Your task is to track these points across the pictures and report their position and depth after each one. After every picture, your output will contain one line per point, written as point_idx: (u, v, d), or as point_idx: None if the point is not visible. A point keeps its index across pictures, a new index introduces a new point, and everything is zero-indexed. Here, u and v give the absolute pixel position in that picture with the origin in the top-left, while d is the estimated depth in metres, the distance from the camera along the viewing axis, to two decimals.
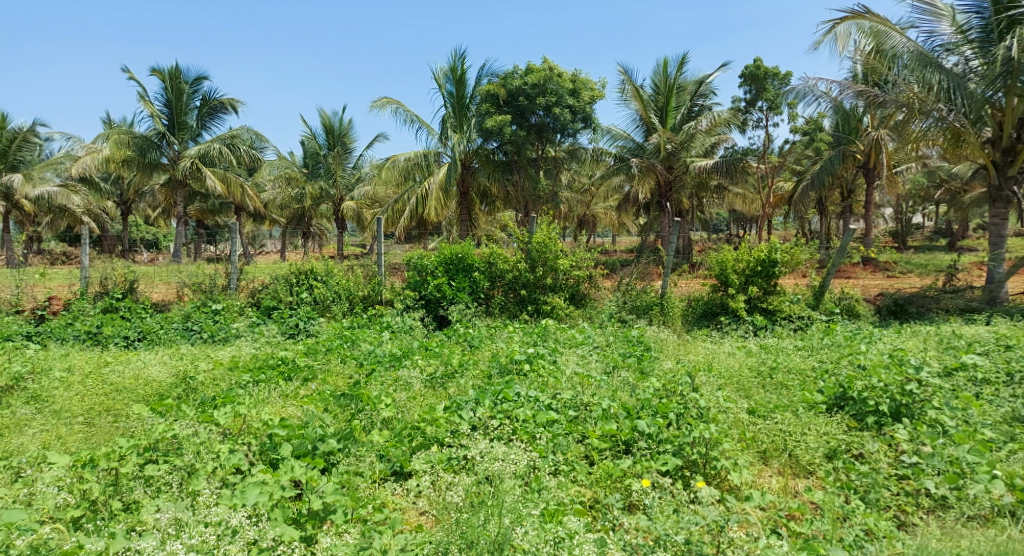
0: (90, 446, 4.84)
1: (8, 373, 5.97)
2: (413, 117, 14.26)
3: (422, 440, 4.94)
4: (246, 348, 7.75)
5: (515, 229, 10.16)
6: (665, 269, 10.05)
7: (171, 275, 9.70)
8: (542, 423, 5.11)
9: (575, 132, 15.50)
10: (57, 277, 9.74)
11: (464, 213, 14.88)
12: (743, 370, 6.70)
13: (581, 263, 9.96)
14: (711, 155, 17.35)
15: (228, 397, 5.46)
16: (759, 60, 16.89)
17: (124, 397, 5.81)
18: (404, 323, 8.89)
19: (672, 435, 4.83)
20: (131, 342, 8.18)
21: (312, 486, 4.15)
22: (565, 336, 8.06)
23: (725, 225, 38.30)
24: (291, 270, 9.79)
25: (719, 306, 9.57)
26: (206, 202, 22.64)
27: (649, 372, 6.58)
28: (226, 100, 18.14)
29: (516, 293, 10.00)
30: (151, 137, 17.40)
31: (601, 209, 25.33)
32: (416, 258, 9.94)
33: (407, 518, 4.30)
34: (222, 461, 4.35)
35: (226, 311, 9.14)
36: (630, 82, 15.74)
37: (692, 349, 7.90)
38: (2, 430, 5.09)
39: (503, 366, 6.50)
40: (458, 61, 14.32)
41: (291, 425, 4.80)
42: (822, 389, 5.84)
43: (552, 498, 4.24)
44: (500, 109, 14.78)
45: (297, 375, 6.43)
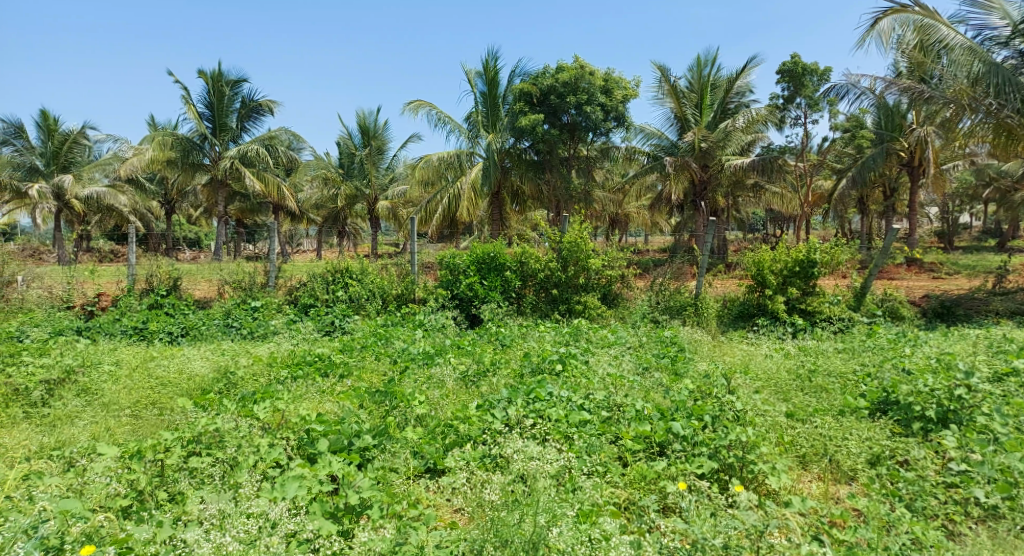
0: (137, 438, 4.98)
1: (60, 366, 6.14)
2: (445, 118, 14.39)
3: (455, 438, 4.97)
4: (285, 344, 7.92)
5: (546, 229, 10.14)
6: (700, 269, 9.97)
7: (213, 273, 9.93)
8: (574, 423, 5.11)
9: (608, 132, 15.38)
10: (106, 274, 10.08)
11: (496, 212, 14.94)
12: (780, 372, 6.58)
13: (613, 262, 9.92)
14: (748, 153, 17.15)
15: (267, 392, 5.58)
16: (797, 56, 16.52)
17: (168, 391, 5.98)
18: (437, 322, 8.96)
19: (708, 438, 4.77)
20: (175, 338, 8.41)
21: (349, 482, 4.22)
22: (597, 335, 8.03)
23: (761, 225, 37.54)
24: (327, 268, 9.97)
25: (755, 307, 9.42)
26: (246, 201, 23.15)
27: (683, 374, 6.52)
28: (265, 102, 18.50)
29: (547, 292, 9.97)
30: (194, 139, 17.86)
31: (634, 209, 25.18)
32: (448, 257, 10.04)
33: (441, 515, 4.33)
34: (262, 455, 4.46)
35: (265, 308, 9.36)
36: (664, 79, 15.58)
37: (728, 351, 7.77)
38: (54, 422, 5.28)
39: (535, 366, 6.52)
40: (490, 61, 14.39)
41: (327, 421, 4.87)
42: (864, 394, 5.71)
43: (587, 498, 4.21)
44: (533, 108, 14.76)
45: (333, 372, 6.55)
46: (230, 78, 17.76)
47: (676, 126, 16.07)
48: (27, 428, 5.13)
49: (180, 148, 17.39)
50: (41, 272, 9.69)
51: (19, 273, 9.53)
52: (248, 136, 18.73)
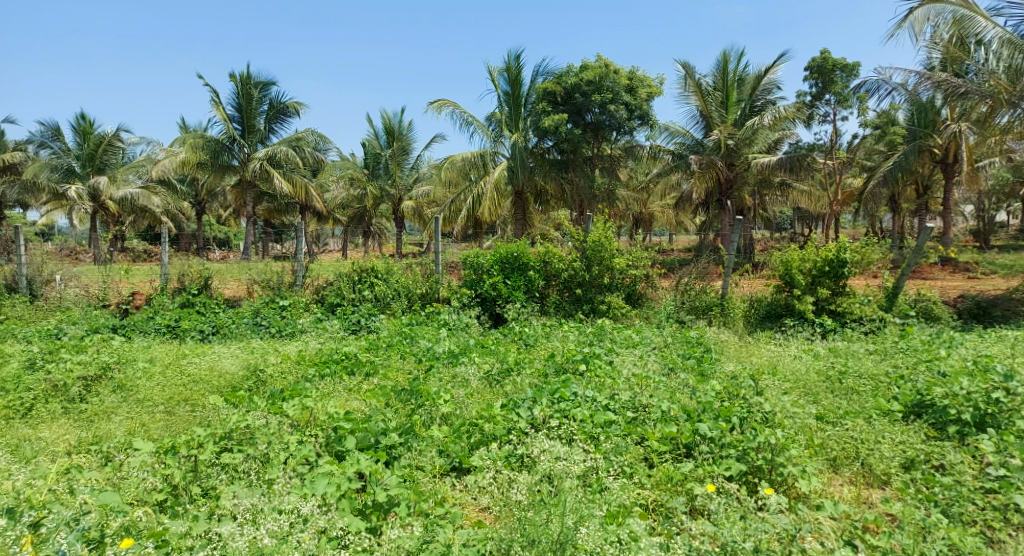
0: (170, 434, 5.09)
1: (96, 363, 6.30)
2: (469, 118, 14.45)
3: (480, 437, 5.00)
4: (312, 343, 8.03)
5: (569, 228, 10.10)
6: (726, 269, 9.76)
7: (242, 272, 10.08)
8: (600, 424, 5.09)
9: (632, 130, 15.29)
10: (139, 273, 10.31)
11: (518, 212, 14.90)
12: (809, 374, 6.49)
13: (638, 262, 9.86)
14: (775, 151, 16.93)
15: (296, 390, 5.67)
16: (826, 51, 16.24)
17: (200, 388, 6.11)
18: (460, 321, 9.00)
19: (736, 440, 4.74)
20: (206, 336, 8.56)
21: (377, 479, 4.27)
22: (621, 336, 7.99)
23: (788, 224, 36.99)
24: (353, 268, 10.07)
25: (783, 308, 9.30)
26: (273, 202, 23.48)
27: (709, 375, 6.46)
28: (292, 103, 18.74)
29: (571, 291, 9.98)
30: (223, 141, 18.20)
31: (658, 208, 25.01)
32: (473, 256, 10.09)
33: (467, 514, 4.36)
34: (293, 452, 4.53)
35: (293, 307, 9.49)
36: (689, 77, 15.43)
37: (756, 352, 7.67)
38: (91, 417, 5.43)
39: (559, 366, 6.52)
40: (513, 60, 14.41)
41: (354, 419, 4.93)
42: (897, 397, 5.61)
43: (615, 499, 4.20)
44: (556, 107, 14.74)
45: (359, 370, 6.62)
46: (259, 81, 18.04)
47: (701, 124, 15.93)
48: (65, 423, 5.28)
49: (211, 150, 17.71)
50: (78, 272, 9.95)
51: (57, 272, 9.79)
52: (276, 138, 19.00)
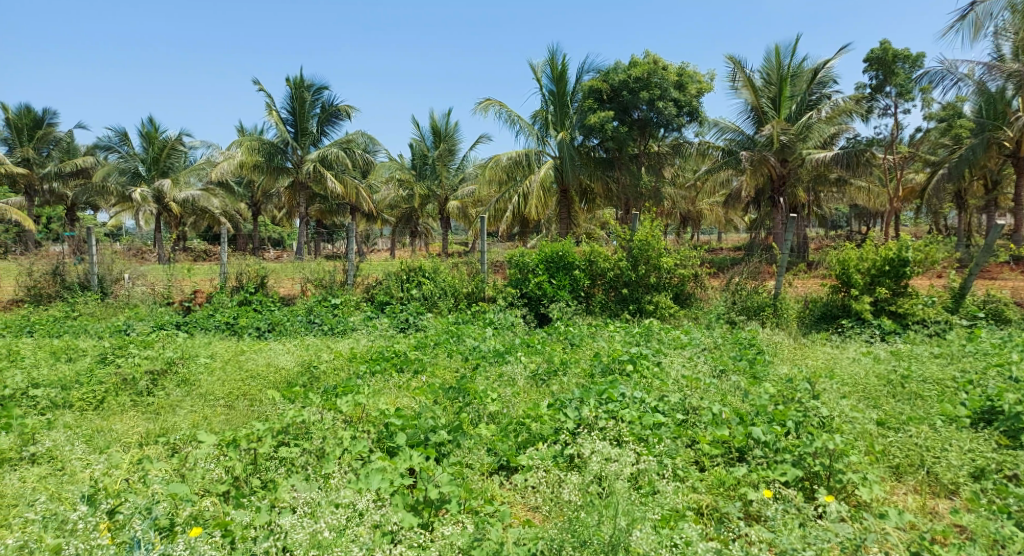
0: (232, 427, 5.27)
1: (162, 357, 6.57)
2: (515, 117, 14.49)
3: (528, 437, 5.01)
4: (363, 340, 8.21)
5: (616, 227, 10.02)
6: (779, 268, 9.58)
7: (296, 271, 10.34)
8: (649, 426, 5.03)
9: (681, 127, 15.05)
10: (200, 272, 10.71)
11: (563, 210, 14.67)
12: (869, 377, 6.26)
13: (687, 261, 9.69)
14: (831, 146, 16.41)
15: (348, 386, 5.80)
16: (886, 42, 15.63)
17: (258, 383, 6.31)
18: (506, 320, 9.05)
19: (791, 445, 4.62)
20: (262, 333, 8.80)
21: (428, 476, 4.33)
22: (669, 337, 7.86)
23: (845, 221, 35.76)
24: (401, 267, 10.25)
25: (839, 308, 8.97)
26: (324, 202, 24.04)
27: (762, 377, 6.31)
28: (343, 106, 19.13)
29: (617, 291, 9.87)
30: (277, 143, 18.76)
31: (707, 206, 24.56)
32: (518, 255, 10.12)
33: (516, 513, 4.38)
34: (348, 447, 4.64)
35: (344, 305, 9.72)
36: (740, 71, 15.12)
37: (811, 354, 7.46)
38: (157, 410, 5.67)
39: (606, 366, 6.47)
40: (557, 57, 14.34)
41: (404, 415, 5.02)
42: (965, 402, 5.38)
43: (668, 502, 4.15)
44: (603, 104, 14.62)
45: (408, 367, 6.73)
46: (312, 84, 18.50)
47: (752, 119, 15.58)
48: (134, 415, 5.53)
49: (266, 152, 18.29)
50: (144, 270, 10.41)
51: (125, 271, 10.28)
52: (327, 140, 19.43)
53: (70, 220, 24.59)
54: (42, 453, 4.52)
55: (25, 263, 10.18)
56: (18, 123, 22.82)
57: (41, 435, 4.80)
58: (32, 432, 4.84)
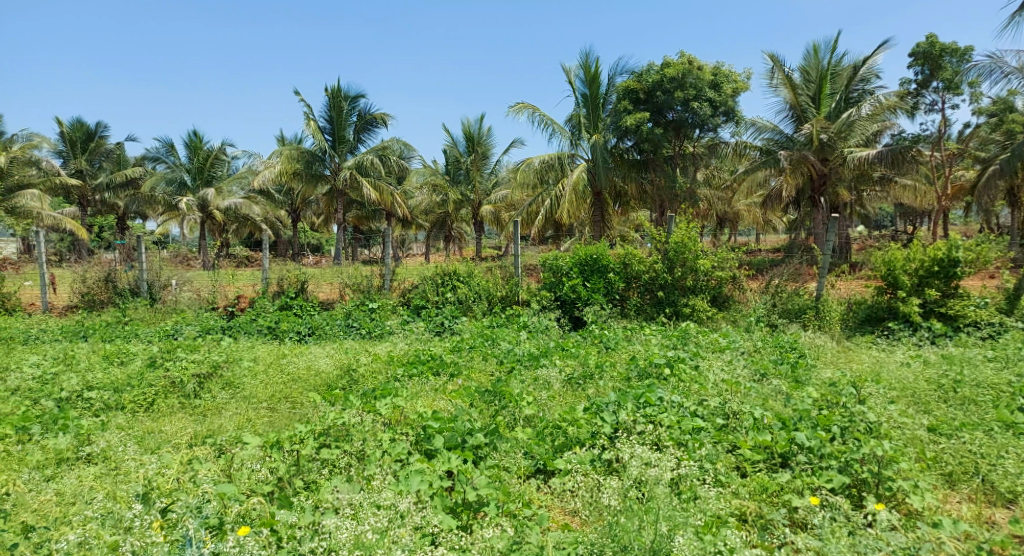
0: (275, 429, 5.38)
1: (208, 361, 6.75)
2: (548, 121, 14.49)
3: (564, 441, 4.99)
4: (400, 343, 8.30)
5: (651, 229, 9.93)
6: (821, 270, 9.40)
7: (335, 276, 10.51)
8: (688, 430, 4.96)
9: (716, 128, 14.84)
10: (244, 277, 10.99)
11: (597, 213, 14.64)
12: (918, 382, 6.06)
13: (724, 263, 9.55)
14: (874, 144, 15.97)
15: (386, 389, 5.87)
16: (932, 35, 15.16)
17: (299, 386, 6.43)
18: (541, 323, 9.05)
19: (838, 451, 4.51)
20: (303, 337, 8.96)
21: (467, 478, 4.35)
22: (707, 340, 7.75)
23: (889, 221, 34.78)
24: (437, 271, 10.34)
25: (885, 310, 8.71)
26: (361, 208, 24.41)
27: (805, 381, 6.16)
28: (379, 114, 19.40)
29: (652, 294, 9.76)
30: (315, 152, 19.11)
31: (744, 207, 24.13)
32: (552, 258, 10.11)
33: (554, 516, 4.36)
34: (387, 449, 4.69)
35: (381, 309, 9.85)
36: (778, 69, 14.85)
37: (855, 357, 7.27)
38: (204, 412, 5.83)
39: (642, 370, 6.41)
40: (590, 60, 14.30)
41: (441, 418, 5.05)
42: (1022, 409, 5.17)
43: (710, 508, 4.09)
44: (637, 106, 14.50)
45: (444, 371, 6.78)
46: (348, 93, 18.81)
47: (792, 118, 15.23)
48: (182, 417, 5.70)
49: (304, 161, 18.67)
50: (190, 276, 10.72)
51: (172, 278, 10.59)
52: (364, 147, 19.71)
53: (120, 228, 25.49)
54: (97, 454, 4.68)
55: (80, 270, 10.59)
56: (72, 136, 23.79)
57: (95, 436, 4.98)
58: (88, 433, 5.01)
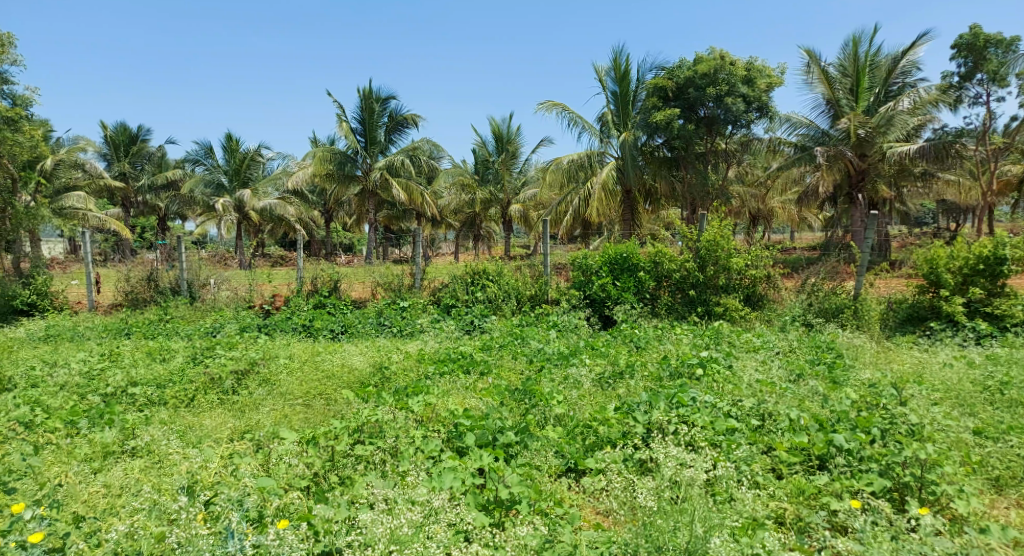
0: (310, 425, 5.48)
1: (246, 358, 6.90)
2: (577, 119, 14.43)
3: (595, 440, 4.97)
4: (431, 341, 8.36)
5: (682, 227, 9.82)
6: (859, 268, 9.19)
7: (367, 275, 10.64)
8: (722, 431, 4.90)
9: (749, 124, 14.60)
10: (279, 276, 11.19)
11: (627, 212, 14.53)
12: (962, 383, 5.89)
13: (758, 261, 9.39)
14: (915, 138, 15.51)
15: (418, 386, 5.91)
16: (976, 26, 14.68)
17: (333, 382, 6.53)
18: (571, 322, 9.02)
19: (878, 454, 4.41)
20: (336, 334, 9.09)
21: (499, 476, 4.37)
22: (741, 339, 7.63)
23: (931, 218, 33.75)
24: (466, 270, 10.38)
25: (927, 310, 8.48)
26: (392, 208, 24.64)
27: (843, 382, 6.02)
28: (410, 115, 19.53)
29: (684, 293, 9.66)
30: (347, 152, 19.36)
31: (778, 204, 23.70)
32: (581, 257, 10.08)
33: (585, 516, 4.34)
34: (420, 446, 4.74)
35: (412, 308, 9.93)
36: (814, 64, 14.54)
37: (896, 358, 7.09)
38: (242, 408, 5.95)
39: (674, 370, 6.34)
40: (620, 57, 14.20)
41: (473, 416, 5.08)
42: None
43: (747, 510, 4.03)
44: (668, 103, 14.35)
45: (474, 369, 6.80)
46: (380, 95, 19.00)
47: (827, 113, 14.85)
48: (221, 412, 5.83)
49: (336, 162, 18.94)
50: (228, 276, 10.96)
51: (211, 277, 10.85)
52: (394, 148, 19.88)
53: (161, 229, 26.19)
54: (142, 447, 4.82)
55: (123, 269, 10.92)
56: (115, 139, 24.54)
57: (139, 431, 5.12)
58: (132, 427, 5.17)
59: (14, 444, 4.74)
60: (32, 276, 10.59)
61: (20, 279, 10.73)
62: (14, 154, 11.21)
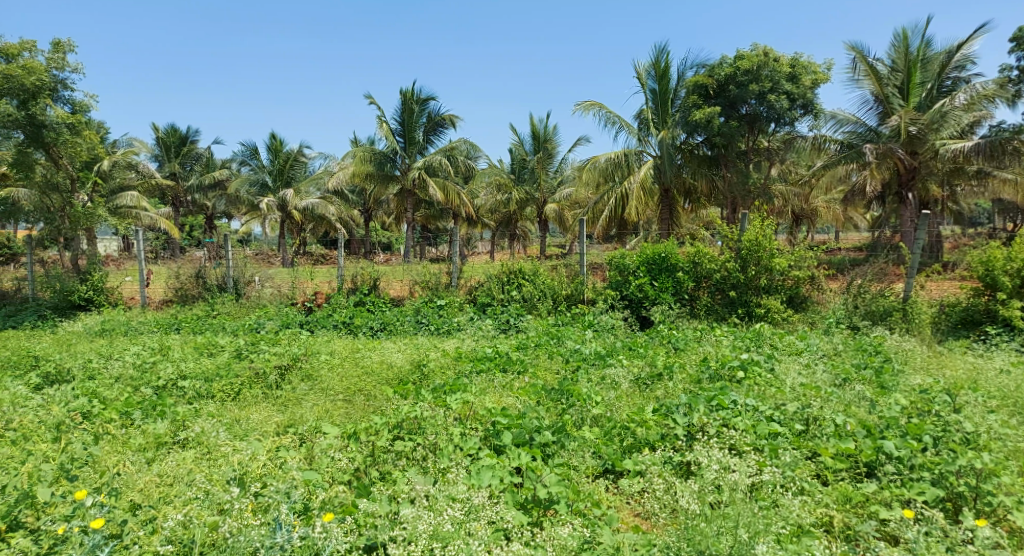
0: (351, 420, 5.57)
1: (288, 354, 7.07)
2: (615, 118, 14.32)
3: (633, 442, 4.93)
4: (468, 340, 8.42)
5: (723, 227, 9.65)
6: (909, 270, 8.92)
7: (405, 274, 10.76)
8: (765, 435, 4.81)
9: (793, 122, 14.26)
10: (321, 274, 11.38)
11: (666, 211, 14.34)
12: (1021, 391, 5.65)
13: (802, 262, 9.19)
14: (970, 135, 14.92)
15: (456, 384, 5.95)
16: None
17: (372, 379, 6.62)
18: (607, 322, 8.98)
19: (931, 462, 4.26)
20: (375, 332, 9.21)
21: (536, 475, 4.36)
22: (783, 342, 7.46)
23: (987, 218, 32.36)
24: (502, 269, 10.41)
25: (983, 313, 8.15)
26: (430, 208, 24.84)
27: (891, 388, 5.83)
28: (448, 116, 19.64)
29: (723, 294, 9.50)
30: (387, 153, 19.62)
31: (822, 203, 23.12)
32: (618, 257, 10.01)
33: (623, 517, 4.30)
34: (459, 444, 4.78)
35: (449, 306, 10.00)
36: (862, 60, 14.12)
37: (948, 363, 6.84)
38: (285, 402, 6.09)
39: (714, 372, 6.23)
40: (661, 55, 14.02)
41: (510, 415, 5.09)
42: None
43: (792, 516, 3.94)
44: (708, 101, 14.13)
45: (511, 368, 6.81)
46: (419, 96, 19.16)
47: (876, 110, 14.39)
48: (266, 406, 5.98)
49: (376, 162, 19.22)
50: (272, 273, 11.23)
51: (255, 275, 11.13)
52: (433, 148, 20.03)
53: (208, 228, 26.97)
54: (192, 439, 4.97)
55: (173, 266, 11.29)
56: (167, 140, 25.41)
57: (189, 422, 5.29)
58: (183, 419, 5.35)
59: (74, 434, 4.94)
60: (89, 273, 11.03)
61: (77, 276, 11.21)
62: (73, 155, 11.70)
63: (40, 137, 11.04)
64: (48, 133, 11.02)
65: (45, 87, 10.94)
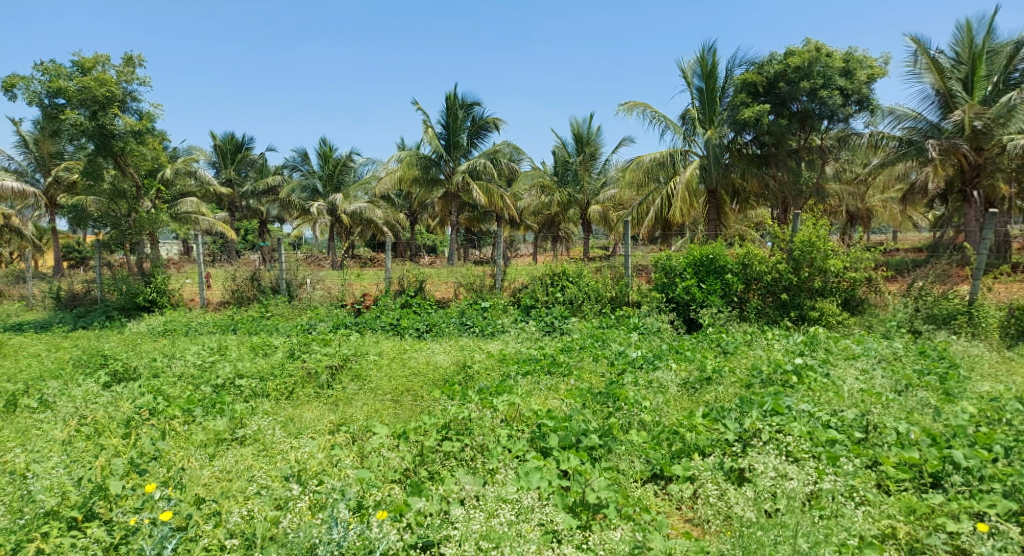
0: (401, 420, 5.64)
1: (339, 354, 7.22)
2: (661, 118, 14.15)
3: (682, 446, 4.84)
4: (513, 342, 8.45)
5: (774, 227, 9.41)
6: (975, 271, 8.55)
7: (450, 275, 10.88)
8: (822, 442, 4.65)
9: (847, 118, 13.80)
10: (368, 276, 11.57)
11: (713, 212, 14.03)
12: None
13: (859, 263, 8.88)
14: None
15: (501, 387, 5.96)
16: None
17: (419, 380, 6.69)
18: (654, 324, 8.85)
19: (1002, 473, 4.07)
20: (421, 333, 9.33)
21: (585, 480, 4.33)
22: (838, 346, 7.22)
23: None
24: (546, 271, 10.39)
25: None
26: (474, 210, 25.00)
27: (957, 395, 5.56)
28: (492, 119, 19.75)
29: (775, 296, 9.23)
30: (432, 156, 19.84)
31: (878, 203, 22.31)
32: (664, 259, 9.89)
33: (674, 524, 4.23)
34: (508, 446, 4.78)
35: (493, 308, 10.02)
36: (923, 52, 13.57)
37: (1019, 370, 6.48)
38: (336, 402, 6.23)
39: (766, 377, 6.06)
40: (708, 53, 13.80)
41: (557, 417, 5.08)
42: None
43: (854, 527, 3.81)
44: (757, 98, 13.80)
45: (557, 370, 6.79)
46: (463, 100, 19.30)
47: (937, 104, 13.80)
48: (318, 405, 6.12)
49: (421, 165, 19.47)
50: (323, 275, 11.48)
51: (307, 277, 11.40)
52: (476, 152, 20.19)
53: (262, 233, 27.79)
54: (249, 436, 5.11)
55: (229, 269, 11.68)
56: (223, 148, 26.40)
57: (247, 420, 5.46)
58: (241, 417, 5.53)
59: (142, 430, 5.15)
60: (152, 275, 11.51)
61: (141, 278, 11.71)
62: (139, 163, 12.25)
63: (109, 146, 11.63)
64: (116, 141, 11.59)
65: (113, 98, 11.50)
